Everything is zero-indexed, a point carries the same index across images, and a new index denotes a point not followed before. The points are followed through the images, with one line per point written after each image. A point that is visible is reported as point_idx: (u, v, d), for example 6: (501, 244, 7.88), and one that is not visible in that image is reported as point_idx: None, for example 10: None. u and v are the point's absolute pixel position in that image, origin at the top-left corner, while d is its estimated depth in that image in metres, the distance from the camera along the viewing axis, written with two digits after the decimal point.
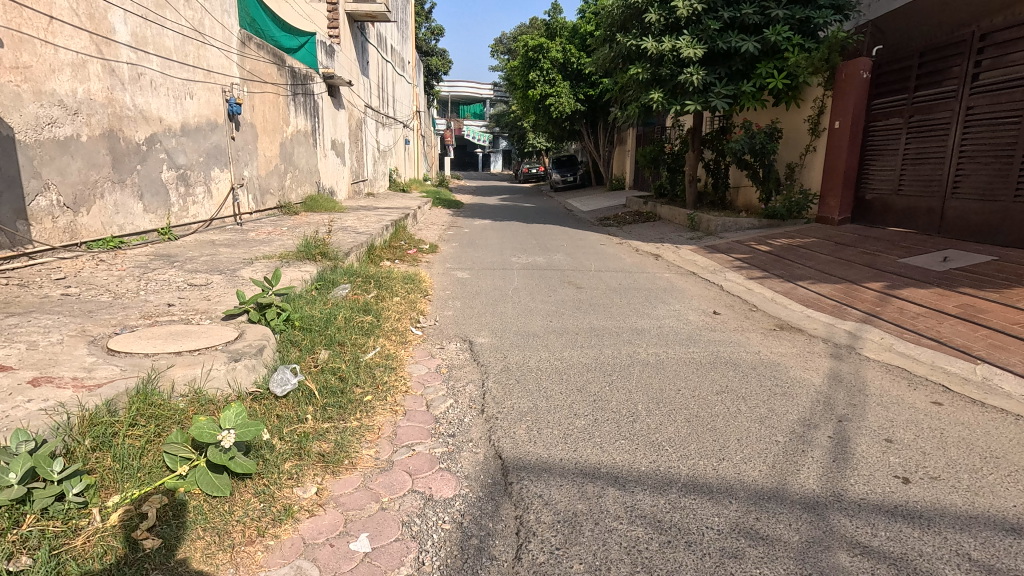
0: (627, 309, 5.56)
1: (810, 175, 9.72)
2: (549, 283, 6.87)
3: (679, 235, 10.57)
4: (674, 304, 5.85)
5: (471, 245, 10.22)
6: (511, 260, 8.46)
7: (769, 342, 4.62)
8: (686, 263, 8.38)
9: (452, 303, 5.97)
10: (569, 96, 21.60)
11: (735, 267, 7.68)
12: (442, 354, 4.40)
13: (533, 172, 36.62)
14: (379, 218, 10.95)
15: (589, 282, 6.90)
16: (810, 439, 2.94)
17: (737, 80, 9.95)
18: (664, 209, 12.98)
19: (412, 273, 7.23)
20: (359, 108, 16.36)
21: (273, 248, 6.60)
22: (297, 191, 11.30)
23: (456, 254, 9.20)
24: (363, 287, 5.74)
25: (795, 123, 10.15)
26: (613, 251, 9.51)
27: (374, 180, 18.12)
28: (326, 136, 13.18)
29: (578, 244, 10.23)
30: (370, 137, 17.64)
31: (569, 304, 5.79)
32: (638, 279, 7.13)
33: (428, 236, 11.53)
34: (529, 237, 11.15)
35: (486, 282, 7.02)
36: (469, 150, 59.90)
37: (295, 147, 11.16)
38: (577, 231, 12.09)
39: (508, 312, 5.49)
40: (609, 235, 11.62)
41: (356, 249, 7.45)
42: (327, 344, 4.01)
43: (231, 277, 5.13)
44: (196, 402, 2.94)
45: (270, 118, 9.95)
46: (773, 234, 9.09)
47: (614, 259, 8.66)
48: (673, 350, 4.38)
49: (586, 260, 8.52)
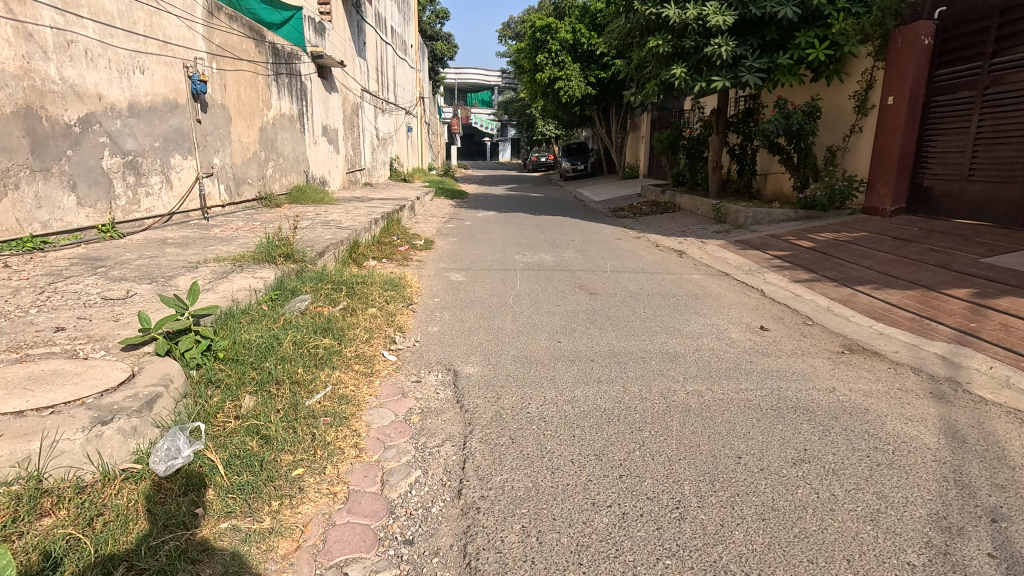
0: (653, 324, 4.51)
1: (855, 159, 8.55)
2: (557, 287, 5.83)
3: (704, 229, 9.45)
4: (710, 316, 4.79)
5: (471, 241, 9.18)
6: (514, 259, 7.42)
7: (844, 372, 3.55)
8: (716, 261, 7.28)
9: (440, 314, 4.95)
10: (580, 79, 20.40)
11: (775, 267, 6.58)
12: (417, 391, 3.38)
13: (542, 161, 35.42)
14: (370, 211, 9.91)
15: (604, 286, 5.84)
16: (960, 560, 1.89)
17: (771, 52, 8.76)
18: (685, 199, 11.85)
19: (397, 275, 6.22)
20: (355, 92, 15.31)
21: (232, 247, 5.60)
22: (281, 181, 10.31)
23: (454, 252, 8.20)
24: (330, 297, 4.73)
25: (837, 100, 8.94)
26: (630, 247, 8.43)
27: (372, 169, 17.09)
28: (315, 121, 12.16)
29: (590, 238, 9.15)
30: (367, 123, 16.61)
31: (582, 317, 4.75)
32: (661, 281, 6.07)
33: (425, 230, 10.48)
34: (536, 231, 10.09)
35: (483, 286, 5.99)
36: (477, 138, 58.66)
37: (278, 132, 10.15)
38: (588, 225, 11.00)
39: (506, 328, 4.47)
40: (625, 228, 10.52)
41: (334, 248, 6.44)
42: (259, 387, 3.00)
43: (161, 287, 4.14)
44: (21, 500, 1.97)
45: (247, 100, 8.94)
46: (814, 227, 7.96)
47: (632, 257, 7.58)
48: (719, 387, 3.32)
49: (600, 258, 7.48)
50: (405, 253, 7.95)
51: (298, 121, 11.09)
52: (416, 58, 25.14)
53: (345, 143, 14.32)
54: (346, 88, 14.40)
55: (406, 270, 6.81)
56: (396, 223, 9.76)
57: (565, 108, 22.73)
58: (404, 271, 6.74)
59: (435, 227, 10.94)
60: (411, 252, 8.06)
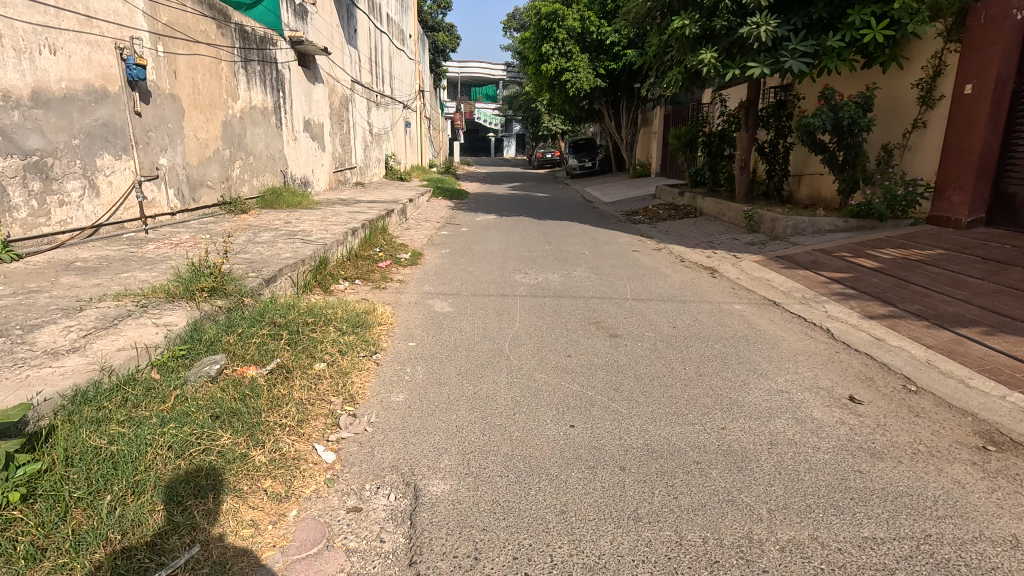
0: (698, 395, 3.27)
1: (918, 159, 7.28)
2: (566, 324, 4.61)
3: (734, 240, 8.19)
4: (772, 376, 3.56)
5: (467, 253, 7.97)
6: (514, 280, 6.21)
7: (1012, 498, 2.31)
8: (758, 284, 6.03)
9: (413, 369, 3.75)
10: (589, 70, 19.08)
11: (835, 294, 5.33)
12: (352, 535, 2.16)
13: (548, 158, 34.09)
14: (353, 217, 8.69)
15: (626, 323, 4.61)
16: None
17: (818, 34, 7.46)
18: (708, 203, 10.58)
19: (367, 307, 5.00)
20: (344, 84, 14.06)
21: (152, 273, 4.42)
22: (252, 183, 9.12)
23: (446, 267, 7.02)
24: (259, 354, 3.50)
25: (895, 89, 7.60)
26: (650, 263, 7.20)
27: (364, 168, 15.89)
28: (296, 116, 10.95)
29: (603, 251, 7.92)
30: (359, 118, 15.41)
31: (600, 377, 3.52)
32: (697, 316, 4.84)
33: (417, 239, 9.29)
34: (540, 240, 8.89)
35: (474, 321, 4.78)
36: (482, 134, 57.40)
37: (248, 127, 8.95)
38: (599, 232, 9.77)
39: (498, 398, 3.25)
40: (641, 236, 9.29)
41: (292, 269, 5.22)
42: (65, 563, 1.81)
43: (9, 343, 2.96)
44: None
45: (207, 90, 7.73)
46: (872, 242, 6.69)
47: (655, 278, 6.35)
48: (825, 533, 2.10)
49: (617, 278, 6.27)
50: (387, 271, 6.74)
51: (273, 115, 9.87)
52: (416, 49, 23.91)
53: (332, 139, 13.12)
54: (334, 79, 13.18)
55: (382, 297, 5.60)
56: (382, 233, 8.56)
57: (573, 102, 21.42)
58: (380, 299, 5.53)
59: (428, 236, 9.74)
60: (394, 269, 6.86)
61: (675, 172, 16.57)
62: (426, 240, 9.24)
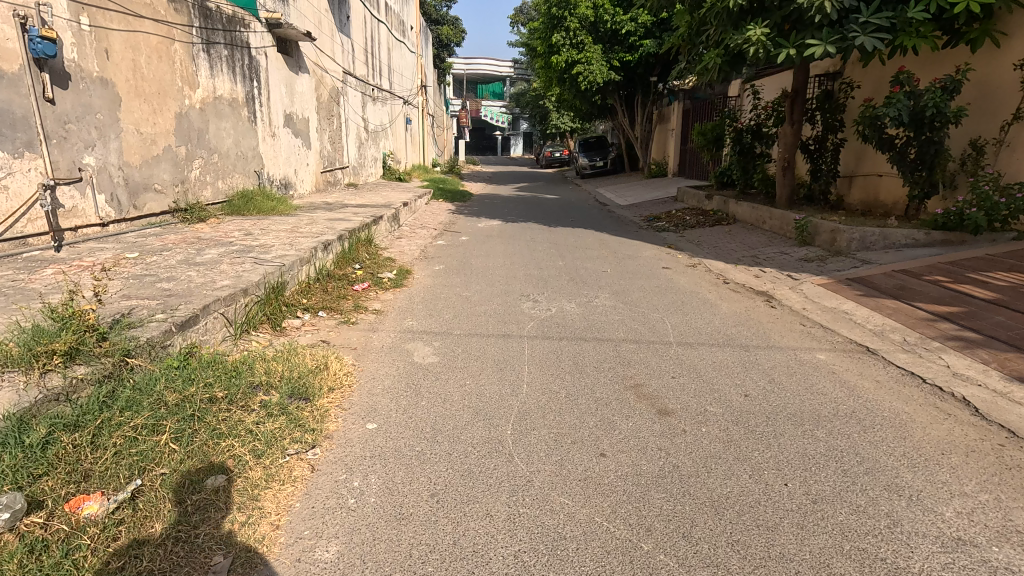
0: (824, 554, 1.97)
1: (1019, 158, 5.94)
2: (591, 387, 3.31)
3: (784, 255, 6.85)
4: (931, 506, 2.23)
5: (464, 270, 6.69)
6: (520, 310, 4.93)
7: None
8: (833, 318, 4.70)
9: (366, 478, 2.46)
10: (603, 63, 17.74)
11: (950, 339, 3.99)
12: None
13: (557, 157, 32.79)
14: (332, 226, 7.42)
15: (676, 389, 3.30)
16: None
17: (894, 4, 6.10)
18: (743, 209, 9.24)
19: (321, 358, 3.70)
20: (334, 75, 12.80)
21: (13, 314, 3.17)
22: (217, 186, 7.87)
23: (439, 290, 5.75)
24: (106, 476, 2.19)
25: (988, 73, 6.25)
26: (687, 286, 5.88)
27: (358, 167, 14.67)
28: (275, 109, 9.68)
29: (628, 268, 6.61)
30: (352, 113, 14.18)
31: (655, 509, 2.21)
32: (770, 375, 3.52)
33: (408, 251, 8.03)
34: (551, 253, 7.60)
35: (465, 378, 3.49)
36: (487, 132, 56.15)
37: (212, 121, 7.70)
38: (620, 242, 8.47)
39: (491, 561, 1.94)
40: (669, 248, 7.98)
41: (225, 305, 3.95)
42: None
43: None
44: None
45: (153, 75, 6.46)
46: (971, 263, 5.33)
47: (698, 308, 5.04)
48: None
49: (652, 308, 4.96)
50: (364, 296, 5.48)
51: (246, 108, 8.62)
52: (418, 42, 22.66)
53: (320, 136, 11.87)
54: (322, 70, 11.93)
55: (349, 337, 4.32)
56: (365, 245, 7.31)
57: (585, 97, 20.06)
58: (346, 340, 4.25)
59: (422, 247, 8.49)
60: (374, 294, 5.59)
61: (697, 172, 15.21)
62: (418, 252, 7.99)
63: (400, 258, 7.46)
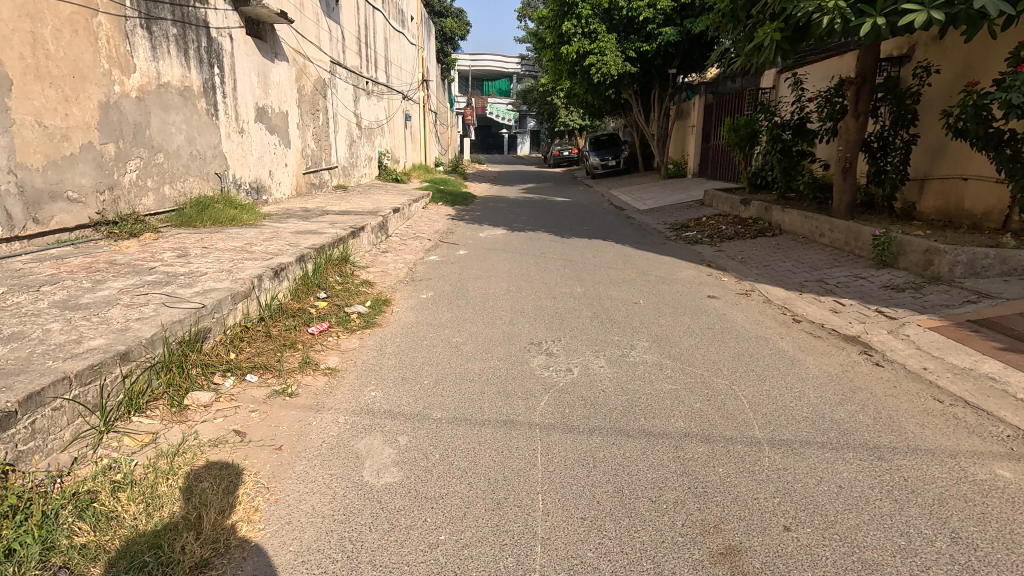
0: None
1: None
2: (651, 557, 1.94)
3: (861, 282, 5.43)
4: None
5: (458, 298, 5.35)
6: (530, 370, 3.55)
7: None
8: (976, 388, 3.29)
9: None
10: (618, 54, 16.31)
11: None
12: None
13: (565, 155, 31.45)
14: (299, 240, 6.09)
15: (798, 562, 1.92)
16: None
17: None
18: (793, 218, 7.82)
19: (214, 486, 2.33)
20: (320, 64, 11.45)
21: None
22: (163, 192, 6.54)
23: (422, 330, 4.40)
24: None
25: None
26: (747, 326, 4.48)
27: (349, 167, 13.36)
28: (243, 102, 8.33)
29: (667, 299, 5.23)
30: (342, 108, 12.86)
31: None
32: (946, 522, 2.12)
33: (394, 269, 6.70)
34: (568, 273, 6.22)
35: (438, 526, 2.11)
36: (493, 129, 54.95)
37: (156, 113, 6.36)
38: (647, 258, 7.08)
39: None
40: (708, 268, 6.58)
41: (80, 386, 2.59)
42: None
43: None
44: None
45: (65, 52, 5.13)
46: None
47: (774, 367, 3.65)
48: None
49: (712, 369, 3.58)
50: (321, 343, 4.13)
51: (203, 98, 7.28)
52: (419, 33, 21.32)
53: (301, 132, 10.54)
54: (304, 58, 10.58)
55: (278, 422, 2.96)
56: (338, 266, 5.96)
57: (597, 91, 18.62)
58: (272, 429, 2.89)
59: (411, 263, 7.15)
60: (336, 339, 4.24)
61: (724, 173, 13.78)
62: (405, 271, 6.64)
63: (381, 281, 6.13)
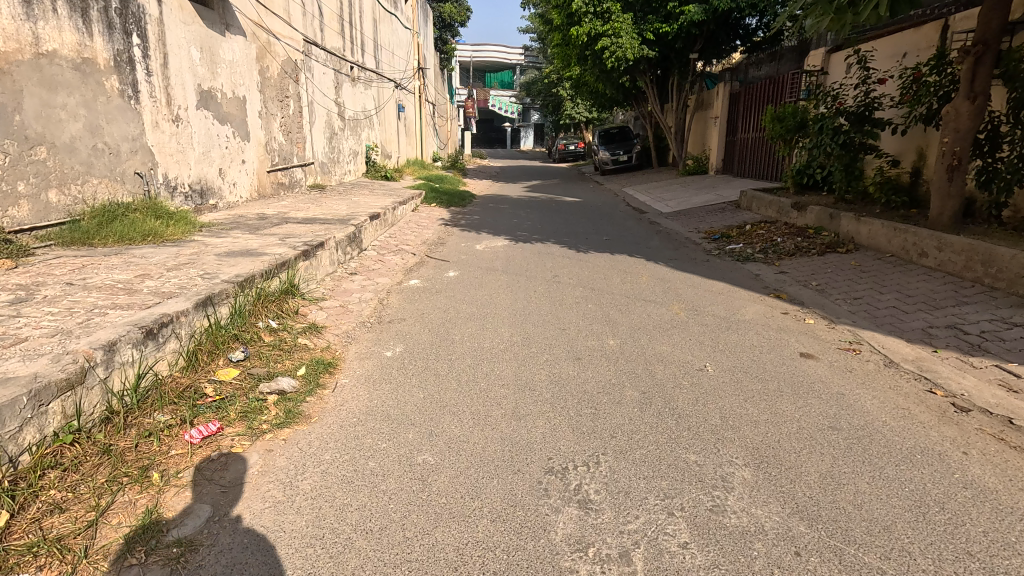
0: None
1: None
2: None
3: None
4: None
5: (439, 354, 3.73)
6: (549, 560, 1.89)
7: None
8: None
9: None
10: (634, 36, 14.55)
11: None
12: None
13: (571, 149, 29.72)
14: (228, 265, 4.46)
15: None
16: None
17: None
18: (876, 230, 6.11)
19: None
20: (290, 42, 9.76)
21: None
22: (48, 198, 4.91)
23: (371, 433, 2.73)
24: None
25: None
26: (889, 423, 2.83)
27: (330, 164, 11.69)
28: (180, 81, 6.64)
29: (744, 363, 3.55)
30: (320, 96, 11.17)
31: None
32: None
33: (361, 300, 5.09)
34: (593, 313, 4.53)
35: None
36: (496, 123, 53.14)
37: (32, 92, 4.73)
38: (694, 285, 5.40)
39: None
40: (780, 303, 4.89)
41: None
42: None
43: None
44: None
45: None
46: None
47: (1002, 543, 1.98)
48: None
49: (893, 555, 1.90)
50: (197, 467, 2.47)
51: (114, 75, 5.61)
52: (414, 17, 19.57)
53: (265, 122, 8.87)
54: (268, 33, 8.88)
55: None
56: (270, 303, 4.31)
57: (610, 78, 16.86)
58: None
59: (384, 290, 5.50)
60: (227, 454, 2.57)
61: (762, 170, 12.04)
62: (373, 305, 4.98)
63: (333, 323, 4.46)
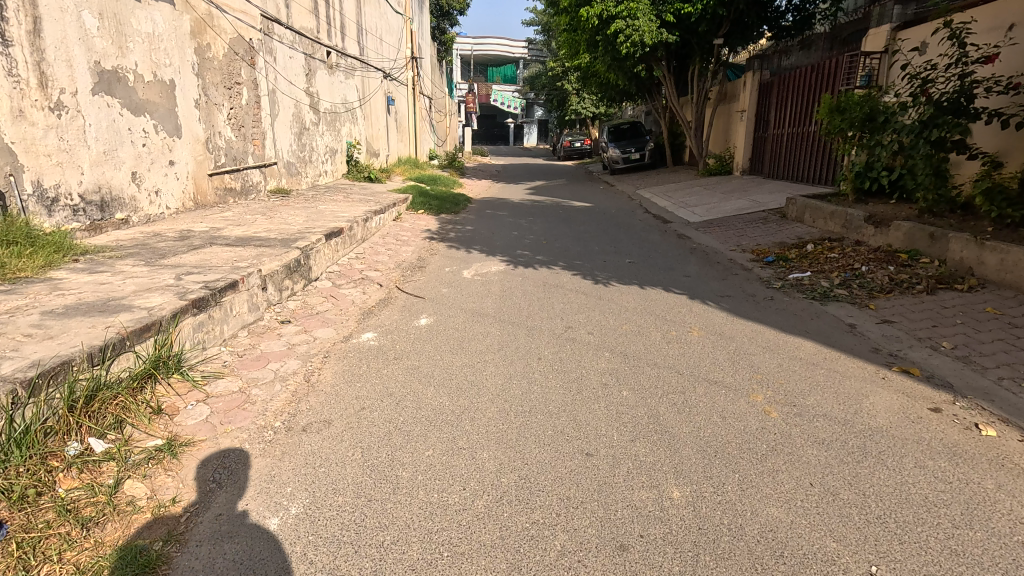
0: None
1: None
2: None
3: None
4: None
5: (362, 525, 2.06)
6: None
7: None
8: None
9: None
10: (652, 18, 12.78)
11: None
12: None
13: (577, 147, 28.00)
14: (47, 331, 2.81)
15: None
16: None
17: None
18: (1017, 262, 4.38)
19: None
20: (244, 16, 8.08)
21: None
22: None
23: None
24: None
25: None
26: None
27: (299, 164, 10.00)
28: (63, 55, 4.96)
29: (951, 571, 1.82)
30: (285, 83, 9.48)
31: None
32: None
33: (278, 373, 3.42)
34: (634, 417, 2.80)
35: None
36: (499, 119, 51.45)
37: None
38: (771, 350, 3.70)
39: None
40: (915, 387, 3.18)
41: None
42: None
43: None
44: None
45: None
46: None
47: None
48: None
49: None
50: None
51: None
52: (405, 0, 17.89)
53: (206, 113, 7.19)
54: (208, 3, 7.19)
55: None
56: (100, 405, 2.58)
57: (623, 66, 15.10)
58: None
59: (321, 353, 3.79)
60: None
61: (815, 172, 10.24)
62: (294, 386, 3.27)
63: (212, 431, 2.74)
